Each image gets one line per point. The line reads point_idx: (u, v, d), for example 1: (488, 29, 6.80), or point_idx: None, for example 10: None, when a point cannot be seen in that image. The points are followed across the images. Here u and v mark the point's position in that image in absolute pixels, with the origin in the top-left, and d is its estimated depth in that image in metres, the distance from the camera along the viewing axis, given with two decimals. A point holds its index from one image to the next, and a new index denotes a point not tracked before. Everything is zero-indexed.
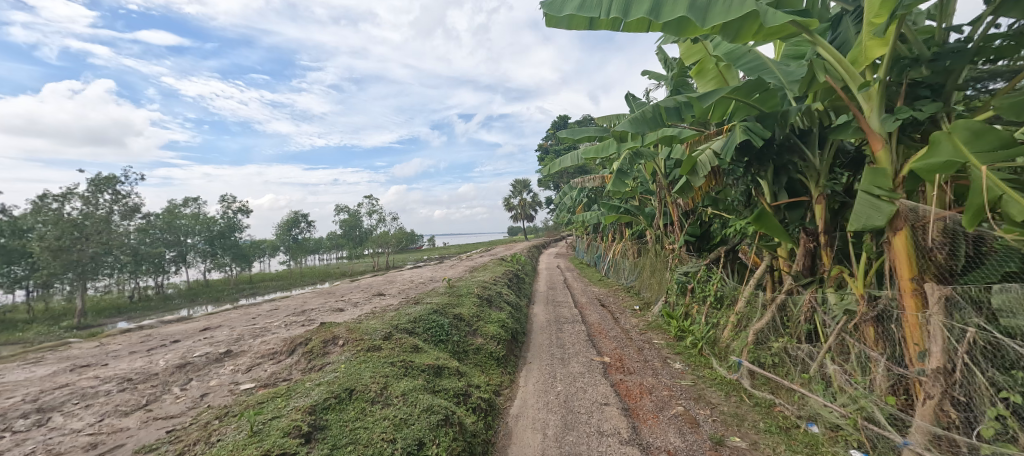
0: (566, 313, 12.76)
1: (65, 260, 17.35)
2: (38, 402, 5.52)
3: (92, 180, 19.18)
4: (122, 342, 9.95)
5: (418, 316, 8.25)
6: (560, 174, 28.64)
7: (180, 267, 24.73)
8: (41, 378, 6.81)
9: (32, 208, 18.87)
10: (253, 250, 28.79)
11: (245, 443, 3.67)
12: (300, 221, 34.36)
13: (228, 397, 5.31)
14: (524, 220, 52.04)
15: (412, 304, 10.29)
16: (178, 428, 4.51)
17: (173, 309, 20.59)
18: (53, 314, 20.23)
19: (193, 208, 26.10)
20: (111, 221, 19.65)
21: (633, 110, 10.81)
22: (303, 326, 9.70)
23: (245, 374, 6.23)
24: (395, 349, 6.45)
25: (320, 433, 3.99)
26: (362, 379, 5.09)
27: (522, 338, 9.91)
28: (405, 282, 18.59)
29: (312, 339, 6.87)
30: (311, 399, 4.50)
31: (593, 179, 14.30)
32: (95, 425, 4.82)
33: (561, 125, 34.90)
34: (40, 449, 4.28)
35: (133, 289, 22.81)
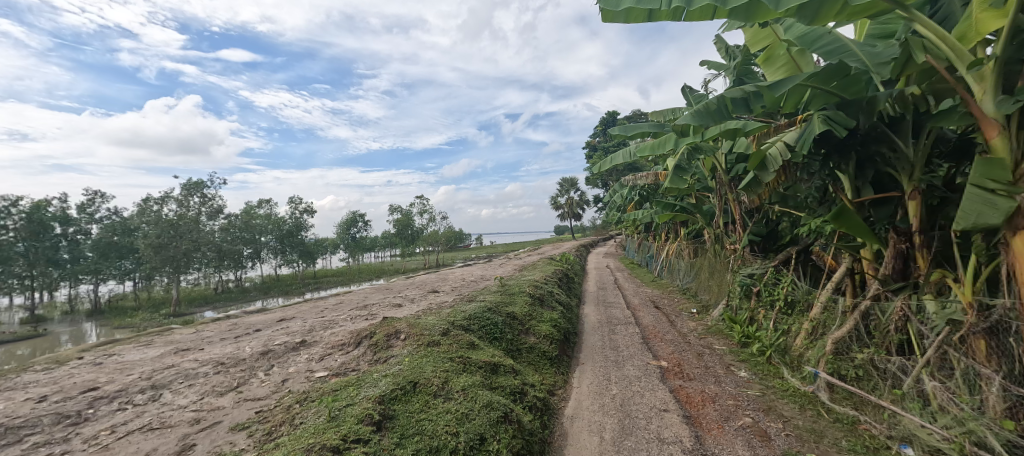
0: (619, 314, 12.46)
1: (164, 256, 19.77)
2: (152, 380, 6.29)
3: (185, 186, 21.38)
4: (213, 329, 11.09)
5: (473, 314, 8.41)
6: (610, 172, 27.94)
7: (256, 263, 27.05)
8: (153, 359, 7.76)
9: (138, 210, 21.61)
10: (317, 247, 30.81)
11: (324, 427, 3.92)
12: (358, 220, 36.27)
13: (305, 383, 5.73)
14: (571, 218, 51.42)
15: (467, 302, 10.53)
16: (264, 409, 4.91)
17: (249, 301, 22.60)
18: (153, 301, 23.04)
19: (266, 208, 28.38)
20: (200, 222, 21.56)
21: (691, 103, 10.30)
22: (367, 320, 10.25)
23: (318, 363, 6.68)
24: (452, 344, 6.63)
25: (389, 422, 4.17)
26: (424, 372, 5.27)
27: (575, 339, 9.82)
28: (458, 280, 19.09)
29: (377, 333, 7.23)
30: (379, 389, 4.73)
31: (646, 176, 13.83)
32: (197, 402, 5.37)
33: (610, 122, 34.05)
34: (156, 422, 4.85)
35: (218, 282, 25.37)
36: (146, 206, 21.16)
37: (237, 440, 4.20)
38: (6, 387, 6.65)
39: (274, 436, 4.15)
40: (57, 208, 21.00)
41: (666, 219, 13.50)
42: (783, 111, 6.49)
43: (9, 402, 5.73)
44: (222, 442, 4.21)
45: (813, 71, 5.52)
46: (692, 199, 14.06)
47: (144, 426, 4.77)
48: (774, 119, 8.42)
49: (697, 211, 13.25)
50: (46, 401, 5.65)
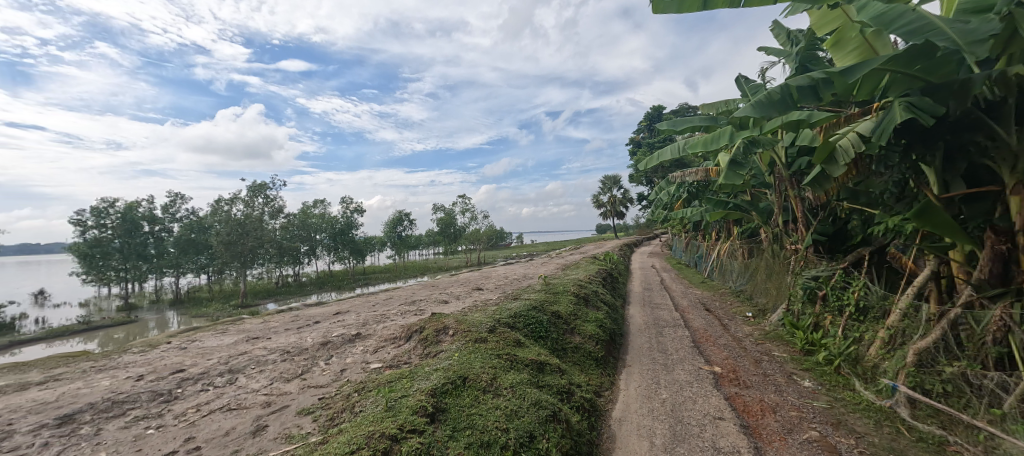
0: (667, 316, 12.03)
1: (233, 252, 21.68)
2: (229, 364, 6.92)
3: (251, 188, 23.19)
4: (278, 320, 12.00)
5: (518, 312, 8.46)
6: (656, 169, 26.97)
7: (312, 259, 28.93)
8: (228, 345, 8.54)
9: (212, 210, 23.83)
10: (367, 245, 32.37)
11: (382, 416, 4.12)
12: (404, 219, 37.60)
13: (362, 374, 6.04)
14: (614, 217, 50.25)
15: (512, 300, 10.61)
16: (326, 396, 5.23)
17: (306, 295, 24.20)
18: (225, 293, 25.36)
19: (321, 208, 30.20)
20: (263, 221, 23.30)
21: (747, 94, 9.71)
22: (415, 315, 10.63)
23: (373, 355, 7.01)
24: (499, 341, 6.72)
25: (442, 414, 4.31)
26: (474, 368, 5.39)
27: (621, 340, 9.60)
28: (501, 278, 19.29)
29: (426, 328, 7.47)
30: (431, 382, 4.89)
31: (696, 172, 13.24)
32: (267, 387, 5.83)
33: (656, 117, 32.87)
34: (234, 403, 5.32)
35: (279, 277, 27.40)
36: (218, 206, 23.21)
37: (304, 424, 4.51)
38: (112, 365, 7.59)
39: (336, 422, 4.42)
40: (147, 208, 23.65)
41: (718, 218, 12.82)
42: (857, 99, 5.97)
43: (114, 379, 6.54)
44: (290, 424, 4.54)
45: (893, 53, 5.03)
46: (747, 196, 13.25)
47: (224, 406, 5.25)
48: (845, 109, 7.74)
49: (753, 209, 12.47)
50: (144, 379, 6.40)
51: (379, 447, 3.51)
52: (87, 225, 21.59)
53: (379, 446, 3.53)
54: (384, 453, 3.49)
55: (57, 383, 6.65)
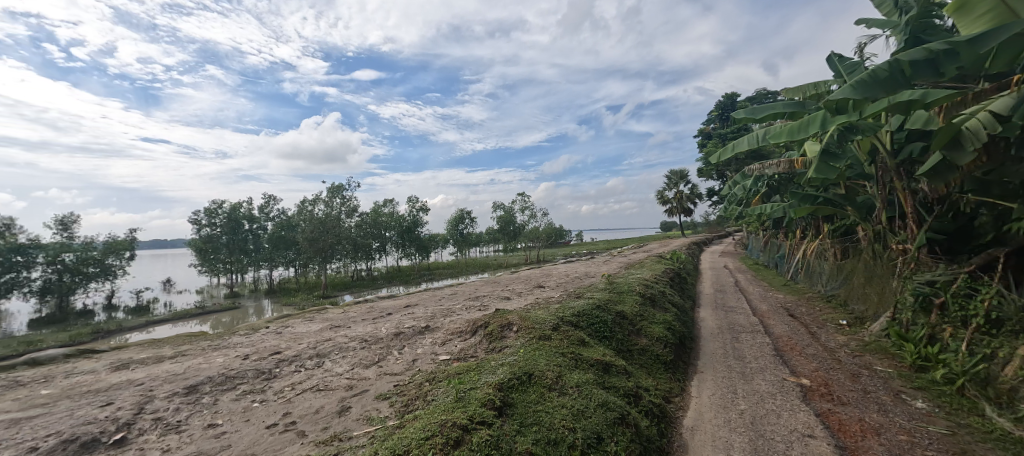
0: (744, 320, 11.15)
1: (316, 247, 23.87)
2: (316, 349, 7.64)
3: (330, 189, 25.30)
4: (355, 311, 13.01)
5: (582, 310, 8.34)
6: (730, 162, 25.03)
7: (382, 255, 30.96)
8: (315, 332, 9.43)
9: (298, 210, 26.39)
10: (431, 242, 33.87)
11: (453, 406, 4.30)
12: (466, 217, 38.72)
13: (431, 365, 6.35)
14: (681, 214, 47.54)
15: (575, 298, 10.46)
16: (400, 384, 5.58)
17: (377, 288, 25.97)
18: (309, 284, 28.08)
19: (390, 207, 32.12)
20: (341, 219, 25.33)
21: (843, 75, 8.63)
22: (479, 310, 10.93)
23: (441, 347, 7.34)
24: (564, 340, 6.69)
25: (510, 409, 4.38)
26: (538, 364, 5.43)
27: (692, 344, 9.08)
28: (562, 276, 19.17)
29: (491, 323, 7.65)
30: (498, 377, 5.00)
31: (777, 164, 12.09)
32: (349, 372, 6.35)
33: (729, 105, 30.45)
34: (321, 384, 5.86)
35: (354, 271, 29.70)
36: (303, 207, 25.67)
37: (381, 408, 4.84)
38: (224, 345, 8.76)
39: (410, 408, 4.68)
40: (247, 209, 26.86)
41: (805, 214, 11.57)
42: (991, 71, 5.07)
43: (225, 357, 7.54)
44: (370, 407, 4.90)
45: None
46: (840, 190, 11.83)
47: (313, 386, 5.81)
48: (971, 84, 6.61)
49: (848, 204, 11.09)
50: (248, 358, 7.29)
51: (451, 436, 3.66)
52: (202, 224, 25.19)
53: (451, 434, 3.69)
54: (456, 441, 3.64)
55: (184, 358, 7.82)
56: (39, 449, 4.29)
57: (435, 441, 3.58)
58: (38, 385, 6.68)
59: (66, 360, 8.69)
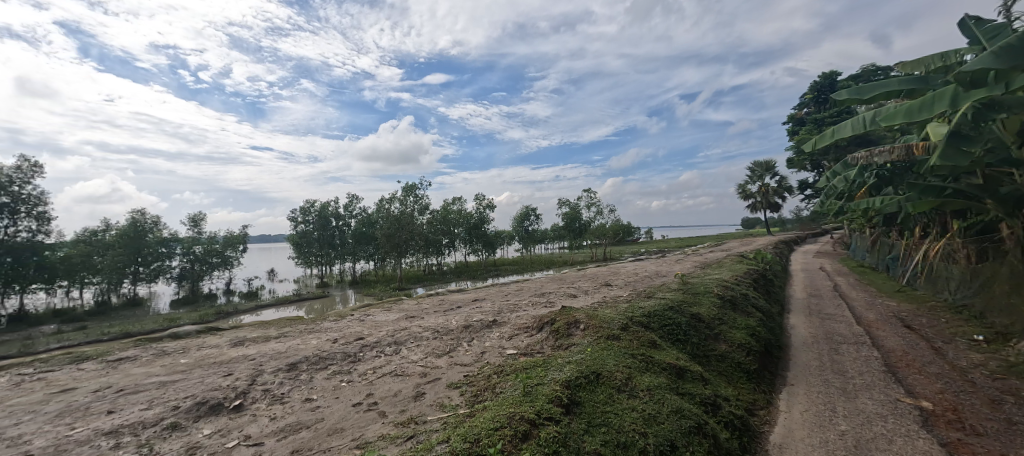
0: (845, 330, 9.85)
1: (393, 243, 25.61)
2: (394, 337, 8.21)
3: (405, 188, 26.91)
4: (428, 303, 13.76)
5: (653, 311, 7.97)
6: (827, 150, 22.21)
7: (451, 250, 32.26)
8: (392, 321, 10.13)
9: (376, 208, 28.44)
10: (497, 238, 34.57)
11: (521, 400, 4.36)
12: (531, 214, 38.86)
13: (499, 358, 6.50)
14: (766, 209, 43.25)
15: (645, 298, 10.03)
16: (470, 375, 5.78)
17: (447, 282, 27.14)
18: (387, 277, 30.23)
19: (459, 205, 33.31)
20: (414, 216, 26.86)
21: (981, 41, 7.22)
22: (546, 307, 10.96)
23: (508, 341, 7.48)
24: (633, 341, 6.45)
25: (577, 407, 4.34)
26: (606, 364, 5.30)
27: (780, 353, 8.25)
28: (632, 274, 18.46)
29: (557, 320, 7.62)
30: (565, 374, 4.98)
31: (889, 151, 10.48)
32: (423, 360, 6.74)
33: (827, 86, 26.98)
34: (399, 370, 6.29)
35: (426, 265, 31.35)
36: (381, 205, 27.64)
37: (453, 396, 5.06)
38: (317, 329, 9.77)
39: (480, 399, 4.84)
40: (335, 207, 29.60)
41: (927, 210, 9.91)
42: None
43: (318, 340, 8.40)
44: (442, 395, 5.15)
45: None
46: (976, 180, 9.93)
47: (392, 371, 6.26)
48: None
49: (987, 197, 9.27)
50: (337, 342, 8.06)
51: (519, 429, 3.73)
52: (299, 222, 28.35)
53: (519, 427, 3.75)
54: (524, 434, 3.70)
55: (285, 339, 8.86)
56: (180, 407, 5.16)
57: (504, 432, 3.66)
58: (178, 355, 8.01)
59: (198, 335, 10.30)
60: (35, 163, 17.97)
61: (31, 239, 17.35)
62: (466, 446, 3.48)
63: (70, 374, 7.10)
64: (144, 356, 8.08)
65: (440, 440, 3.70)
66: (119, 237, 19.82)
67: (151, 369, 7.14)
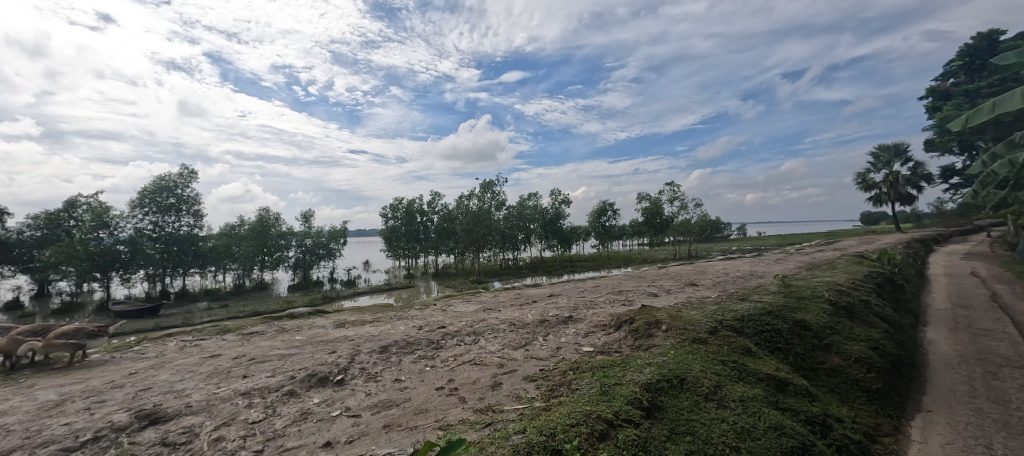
0: (1008, 350, 7.99)
1: (472, 237, 26.70)
2: (472, 327, 8.55)
3: (482, 185, 27.82)
4: (506, 296, 14.10)
5: (747, 315, 7.24)
6: (984, 129, 18.11)
7: (527, 246, 32.58)
8: (471, 312, 10.55)
9: (456, 204, 29.78)
10: (573, 234, 34.08)
11: (597, 399, 4.26)
12: (609, 209, 37.61)
13: (576, 355, 6.41)
14: (894, 202, 36.69)
15: (738, 301, 9.14)
16: (546, 369, 5.79)
17: (523, 277, 27.53)
18: (466, 270, 31.59)
19: (534, 200, 33.45)
20: (491, 212, 27.71)
21: None
22: (624, 305, 10.58)
23: (584, 338, 7.36)
24: (724, 347, 5.93)
25: (659, 412, 4.12)
26: (692, 369, 4.95)
27: (912, 373, 6.97)
28: (722, 274, 16.99)
29: (636, 319, 7.31)
30: (645, 376, 4.76)
31: None
32: (501, 351, 6.92)
33: (985, 50, 21.96)
34: (477, 359, 6.54)
35: (502, 259, 32.12)
36: (461, 201, 28.98)
37: (529, 389, 5.12)
38: (404, 316, 10.56)
39: (555, 393, 4.83)
40: (420, 204, 31.66)
41: None
42: None
43: (406, 327, 9.09)
44: (519, 387, 5.24)
45: None
46: None
47: (471, 360, 6.52)
48: None
49: None
50: (422, 329, 8.64)
51: (596, 428, 3.65)
52: (389, 218, 30.89)
53: (596, 426, 3.67)
54: (600, 434, 3.61)
55: (378, 324, 9.72)
56: (295, 377, 5.95)
57: (580, 430, 3.61)
58: (294, 332, 9.26)
59: (309, 316, 11.81)
60: (192, 169, 21.90)
61: (190, 232, 21.38)
62: (543, 439, 3.49)
63: (216, 343, 8.59)
64: (268, 331, 9.46)
65: (516, 431, 3.76)
66: (251, 231, 23.40)
67: (273, 342, 8.34)
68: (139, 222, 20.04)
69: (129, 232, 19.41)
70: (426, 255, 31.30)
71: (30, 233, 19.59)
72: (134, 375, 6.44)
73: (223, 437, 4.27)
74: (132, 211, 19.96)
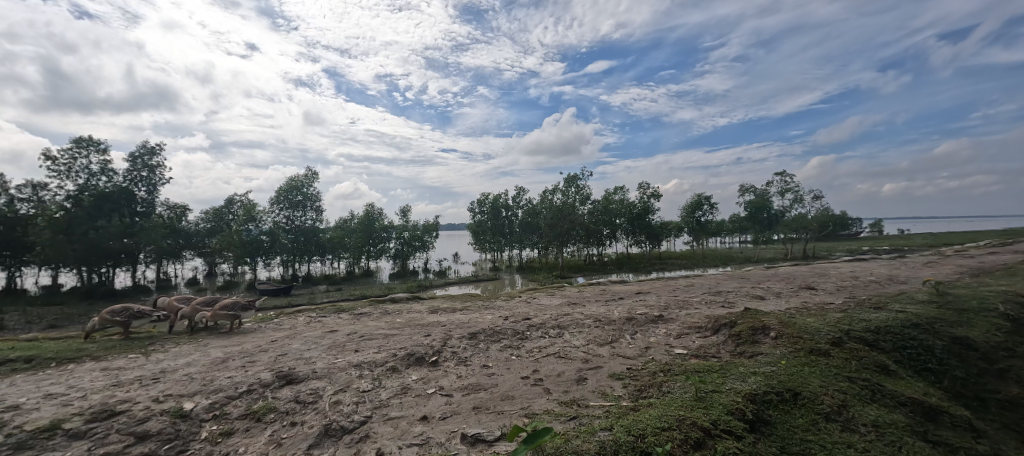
0: None
1: (555, 231, 26.69)
2: (557, 321, 8.58)
3: (567, 179, 27.55)
4: (590, 292, 13.87)
5: (882, 327, 6.12)
6: None
7: (613, 241, 31.49)
8: (556, 306, 10.58)
9: (541, 199, 29.96)
10: (663, 230, 32.01)
11: (692, 404, 3.99)
12: (704, 203, 34.54)
13: (667, 356, 6.06)
14: None
15: (870, 309, 7.77)
16: (634, 368, 5.57)
17: (607, 273, 26.72)
18: (549, 264, 31.70)
19: (621, 194, 32.12)
20: (576, 206, 27.32)
21: None
22: (722, 307, 9.70)
23: (676, 340, 6.91)
24: (851, 362, 5.11)
25: (766, 427, 3.73)
26: (809, 384, 4.36)
27: None
28: (849, 277, 14.55)
29: (739, 323, 6.64)
30: (749, 386, 4.33)
31: None
32: (586, 346, 6.84)
33: None
34: (561, 352, 6.55)
35: (587, 255, 31.51)
36: (545, 196, 29.08)
37: (615, 387, 4.98)
38: (491, 307, 10.99)
39: (644, 394, 4.63)
40: (505, 198, 32.52)
41: None
42: None
43: (493, 316, 9.47)
44: (605, 383, 5.14)
45: None
46: None
47: (556, 353, 6.56)
48: None
49: None
50: (508, 319, 8.92)
51: (691, 435, 3.43)
52: (476, 212, 32.28)
53: (691, 433, 3.45)
54: (696, 443, 3.38)
55: (467, 312, 10.27)
56: (396, 355, 6.57)
57: (673, 435, 3.41)
58: (395, 315, 10.25)
59: (407, 301, 12.97)
60: (314, 170, 25.29)
61: (313, 225, 24.76)
62: (631, 440, 3.38)
63: (334, 320, 9.89)
64: (374, 313, 10.61)
65: (603, 427, 3.69)
66: (361, 223, 26.26)
67: (378, 323, 9.32)
68: (276, 216, 23.80)
69: (269, 225, 23.22)
70: (510, 248, 32.21)
71: (203, 224, 24.55)
72: (274, 342, 7.71)
73: (340, 401, 4.90)
74: (272, 206, 23.83)
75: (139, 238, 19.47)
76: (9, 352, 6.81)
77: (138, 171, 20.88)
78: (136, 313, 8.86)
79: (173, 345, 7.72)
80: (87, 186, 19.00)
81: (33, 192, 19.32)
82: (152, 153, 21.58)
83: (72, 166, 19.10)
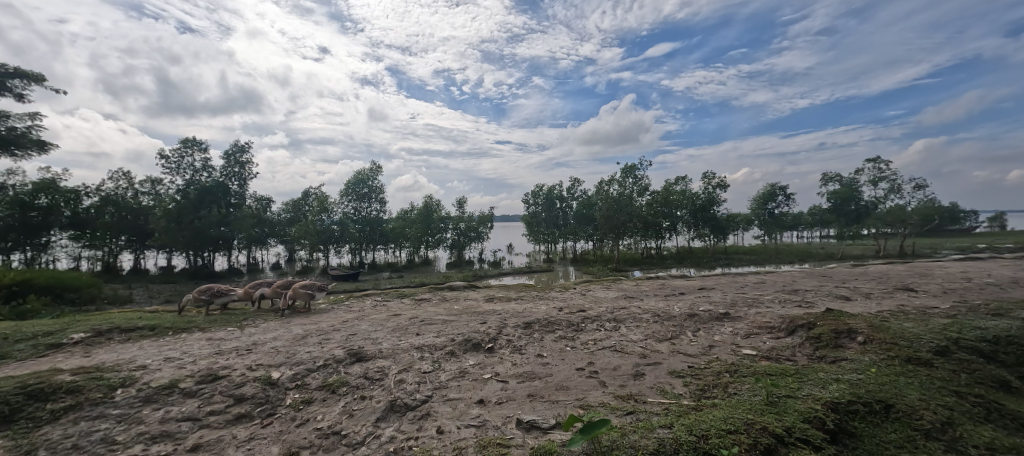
0: None
1: (613, 223, 25.73)
2: (613, 314, 8.40)
3: (624, 169, 26.52)
4: (649, 286, 13.41)
5: (1003, 337, 5.23)
6: None
7: (673, 234, 29.83)
8: (612, 299, 10.38)
9: (596, 189, 29.09)
10: (729, 223, 29.66)
11: (762, 408, 3.73)
12: (778, 194, 31.60)
13: (733, 356, 5.71)
14: None
15: (986, 317, 6.71)
16: (696, 366, 5.32)
17: (666, 268, 25.53)
18: (604, 256, 30.91)
19: (682, 185, 30.32)
20: (633, 198, 26.26)
21: None
22: (800, 306, 8.89)
23: (745, 339, 6.46)
24: (961, 375, 4.46)
25: (850, 440, 3.39)
26: (905, 397, 3.88)
27: None
28: (961, 279, 12.55)
29: (818, 325, 6.06)
30: (831, 394, 3.95)
31: None
32: (643, 341, 6.62)
33: None
34: (617, 346, 6.41)
35: (644, 248, 30.27)
36: (601, 187, 28.22)
37: (675, 385, 4.77)
38: (545, 297, 11.02)
39: (708, 394, 4.40)
40: (559, 190, 32.21)
41: None
42: None
43: (547, 306, 9.51)
44: (663, 381, 4.94)
45: None
46: None
47: (612, 346, 6.43)
48: None
49: None
50: (563, 310, 8.91)
51: (761, 441, 3.21)
52: (530, 204, 32.39)
53: (760, 439, 3.23)
54: (766, 449, 3.16)
55: (521, 302, 10.41)
56: (455, 340, 6.83)
57: (740, 438, 3.22)
58: (453, 302, 10.68)
59: (464, 289, 13.45)
60: (378, 163, 26.85)
61: (378, 215, 26.47)
62: (692, 439, 3.24)
63: (397, 304, 10.53)
64: (434, 299, 11.15)
65: (662, 425, 3.57)
66: (420, 214, 26.78)
67: (438, 309, 9.78)
68: (345, 207, 25.75)
69: (340, 215, 25.22)
70: (564, 241, 31.67)
71: (284, 214, 27.10)
72: (345, 322, 8.38)
73: (403, 381, 5.21)
74: (341, 198, 25.78)
75: (233, 226, 21.91)
76: (137, 321, 8.03)
77: (231, 167, 23.50)
78: (217, 292, 9.92)
79: (261, 321, 8.66)
80: (192, 181, 21.85)
81: (152, 186, 22.52)
82: (243, 151, 24.12)
83: (180, 164, 21.99)
